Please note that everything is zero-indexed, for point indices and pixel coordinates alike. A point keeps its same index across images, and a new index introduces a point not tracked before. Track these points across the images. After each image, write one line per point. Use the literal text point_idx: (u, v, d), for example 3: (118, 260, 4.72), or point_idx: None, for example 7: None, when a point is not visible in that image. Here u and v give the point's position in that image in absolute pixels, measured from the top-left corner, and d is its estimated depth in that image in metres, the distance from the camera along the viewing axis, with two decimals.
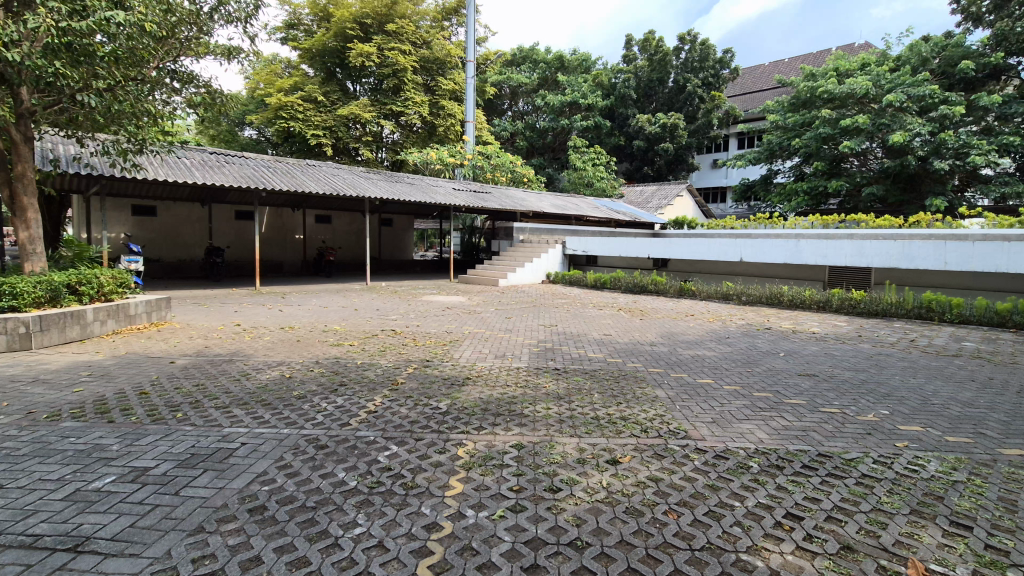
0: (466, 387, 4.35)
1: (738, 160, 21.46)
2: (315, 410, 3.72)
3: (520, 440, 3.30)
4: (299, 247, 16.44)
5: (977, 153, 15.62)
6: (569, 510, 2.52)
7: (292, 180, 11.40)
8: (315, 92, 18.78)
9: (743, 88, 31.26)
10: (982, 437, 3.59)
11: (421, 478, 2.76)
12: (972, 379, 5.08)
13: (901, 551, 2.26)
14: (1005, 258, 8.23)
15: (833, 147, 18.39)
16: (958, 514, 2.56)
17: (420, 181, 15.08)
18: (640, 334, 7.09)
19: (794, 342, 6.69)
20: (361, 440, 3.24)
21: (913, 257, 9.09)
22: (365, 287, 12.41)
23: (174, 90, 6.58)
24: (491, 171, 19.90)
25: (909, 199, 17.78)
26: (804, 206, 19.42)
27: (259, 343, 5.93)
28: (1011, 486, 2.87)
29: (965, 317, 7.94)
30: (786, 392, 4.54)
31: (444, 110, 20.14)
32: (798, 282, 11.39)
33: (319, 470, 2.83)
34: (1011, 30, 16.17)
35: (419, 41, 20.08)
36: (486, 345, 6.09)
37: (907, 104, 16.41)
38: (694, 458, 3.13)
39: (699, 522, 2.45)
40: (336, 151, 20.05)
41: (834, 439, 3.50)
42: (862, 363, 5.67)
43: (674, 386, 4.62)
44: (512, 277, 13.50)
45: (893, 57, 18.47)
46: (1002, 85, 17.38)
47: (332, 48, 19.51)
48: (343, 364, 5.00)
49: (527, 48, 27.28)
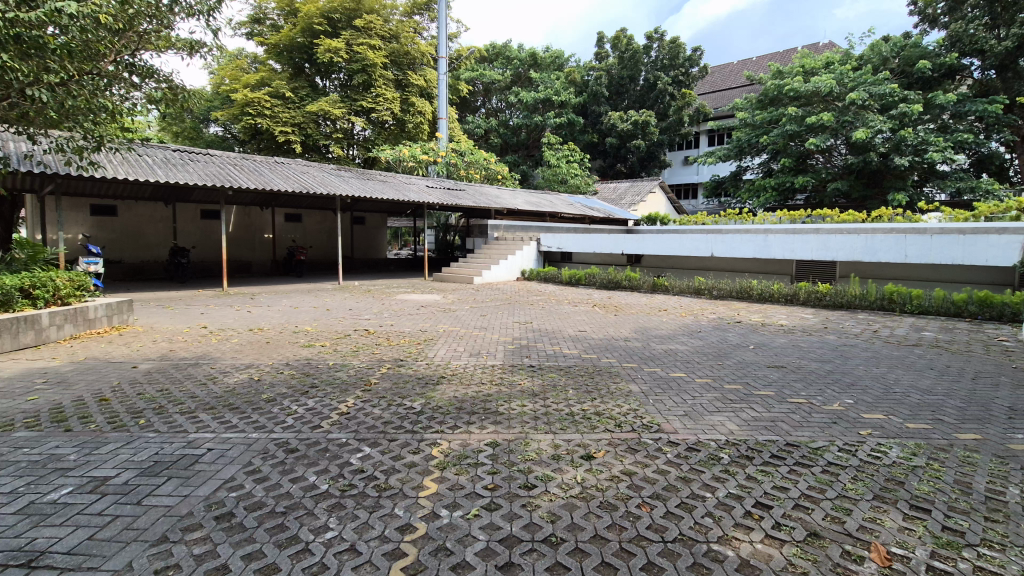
0: (440, 386, 4.32)
1: (708, 157, 21.86)
2: (285, 413, 3.64)
3: (495, 438, 3.29)
4: (268, 247, 16.09)
5: (935, 150, 16.21)
6: (544, 506, 2.52)
7: (260, 178, 11.11)
8: (283, 87, 18.39)
9: (712, 87, 31.81)
10: (939, 423, 3.74)
11: (395, 479, 2.74)
12: (931, 367, 5.29)
13: (864, 535, 2.33)
14: (960, 251, 8.58)
15: (800, 143, 18.87)
16: (917, 498, 2.65)
17: (393, 179, 14.91)
18: (613, 329, 7.14)
19: (763, 335, 6.85)
20: (332, 442, 3.18)
21: (875, 251, 9.42)
22: (337, 286, 12.23)
23: (134, 85, 6.30)
24: (464, 168, 19.80)
25: (871, 194, 18.35)
26: (772, 201, 19.85)
27: (227, 345, 5.80)
28: (966, 470, 2.99)
29: (924, 307, 8.26)
30: (755, 384, 4.64)
31: (414, 107, 19.83)
32: (767, 276, 11.69)
33: (289, 474, 2.77)
34: (964, 31, 16.85)
35: (388, 35, 19.80)
36: (461, 343, 6.06)
37: (869, 102, 16.95)
38: (667, 451, 3.17)
39: (671, 514, 2.48)
40: (306, 149, 19.67)
41: (801, 428, 3.59)
42: (828, 354, 5.83)
43: (648, 380, 4.69)
44: (487, 274, 13.46)
45: (855, 56, 19.11)
46: (956, 84, 18.06)
47: (300, 43, 19.13)
48: (315, 365, 4.92)
49: (500, 45, 27.22)
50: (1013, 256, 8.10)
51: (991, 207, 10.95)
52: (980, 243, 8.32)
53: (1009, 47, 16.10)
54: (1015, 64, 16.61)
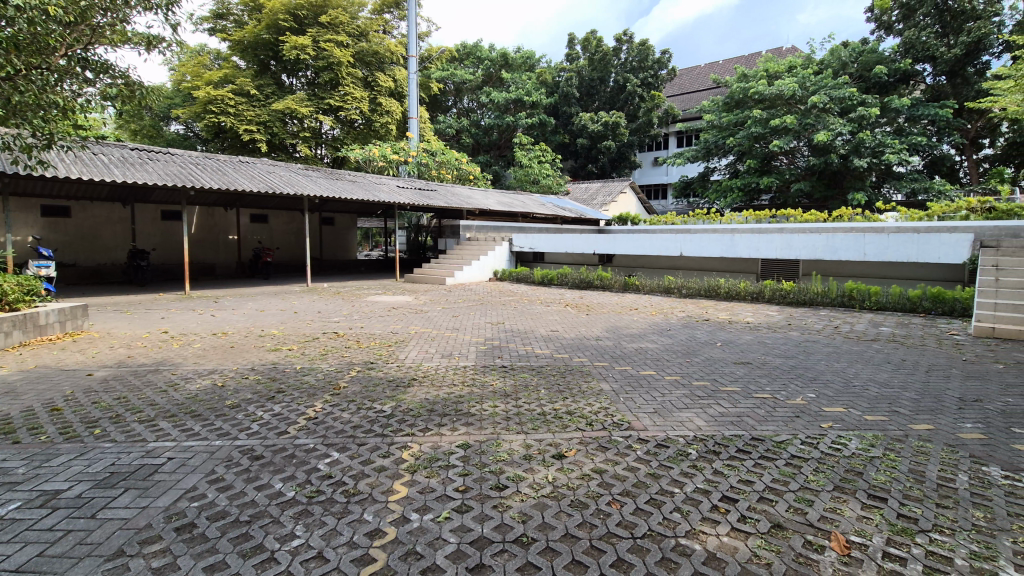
0: (411, 388, 4.28)
1: (677, 157, 22.25)
2: (250, 420, 3.55)
3: (466, 439, 3.28)
4: (233, 248, 15.69)
5: (891, 152, 16.87)
6: (515, 506, 2.53)
7: (223, 178, 10.80)
8: (247, 85, 17.96)
9: (680, 89, 32.41)
10: (895, 414, 3.89)
11: (364, 483, 2.69)
12: (887, 361, 5.51)
13: (825, 526, 2.41)
14: (915, 249, 8.94)
15: (764, 145, 19.41)
16: (874, 488, 2.76)
17: (363, 179, 14.68)
18: (585, 329, 7.21)
19: (729, 332, 7.01)
20: (300, 448, 3.12)
21: (836, 250, 9.75)
22: (306, 288, 11.99)
23: (87, 80, 6.05)
24: (435, 168, 19.69)
25: (833, 194, 19.00)
26: (738, 202, 20.39)
27: (189, 350, 5.62)
28: (921, 459, 3.12)
29: (882, 304, 8.59)
30: (722, 380, 4.76)
31: (382, 106, 19.58)
32: (734, 274, 11.94)
33: (254, 481, 2.71)
34: (917, 38, 17.59)
35: (356, 32, 19.57)
36: (433, 344, 6.03)
37: (829, 105, 17.57)
38: (637, 448, 3.21)
39: (640, 510, 2.52)
40: (272, 148, 19.23)
41: (766, 423, 3.69)
42: (791, 350, 6.02)
43: (619, 378, 4.75)
44: (459, 274, 13.42)
45: (816, 61, 19.77)
46: (911, 88, 18.84)
47: (265, 40, 18.68)
48: (281, 370, 4.81)
49: (471, 45, 27.17)
50: (962, 253, 8.55)
51: (943, 207, 11.47)
52: (933, 240, 8.73)
53: (958, 54, 16.89)
54: (963, 70, 17.43)
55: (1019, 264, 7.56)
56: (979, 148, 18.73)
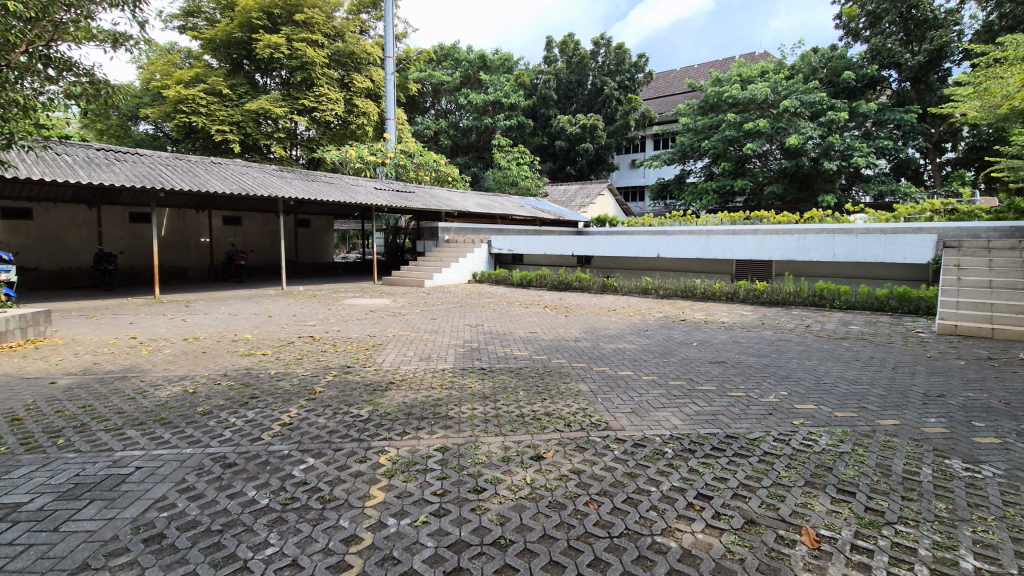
0: (389, 392, 4.24)
1: (654, 160, 22.53)
2: (222, 427, 3.47)
3: (444, 442, 3.26)
4: (205, 251, 15.36)
5: (859, 155, 17.42)
6: (493, 509, 2.52)
7: (194, 179, 10.57)
8: (219, 84, 17.61)
9: (657, 93, 32.89)
10: (864, 410, 4.01)
11: (340, 489, 2.66)
12: (857, 358, 5.67)
13: (796, 520, 2.47)
14: (883, 250, 9.21)
15: (738, 148, 19.79)
16: (844, 482, 2.83)
17: (339, 180, 14.51)
18: (564, 330, 7.26)
19: (705, 332, 7.13)
20: (274, 454, 3.06)
21: (808, 251, 10.00)
22: (282, 292, 11.81)
23: (50, 78, 5.85)
24: (413, 170, 19.58)
25: (804, 196, 19.50)
26: (713, 203, 20.77)
27: (159, 356, 5.48)
28: (887, 453, 3.22)
29: (851, 303, 8.83)
30: (698, 379, 4.84)
31: (359, 108, 19.40)
32: (709, 275, 12.15)
33: (226, 489, 2.65)
34: (883, 45, 18.15)
35: (332, 32, 19.41)
36: (411, 347, 5.99)
37: (800, 109, 18.07)
38: (614, 448, 3.24)
39: (617, 509, 2.54)
40: (245, 148, 18.88)
41: (740, 421, 3.76)
42: (765, 349, 6.15)
43: (597, 379, 4.78)
44: (438, 277, 13.39)
45: (787, 66, 20.25)
46: (878, 94, 19.44)
47: (238, 38, 18.32)
48: (255, 375, 4.71)
49: (448, 46, 27.12)
50: (927, 253, 8.85)
51: (908, 209, 11.87)
52: (899, 242, 9.02)
53: (922, 61, 17.51)
54: (926, 76, 18.08)
55: (979, 264, 7.97)
56: (942, 152, 19.43)
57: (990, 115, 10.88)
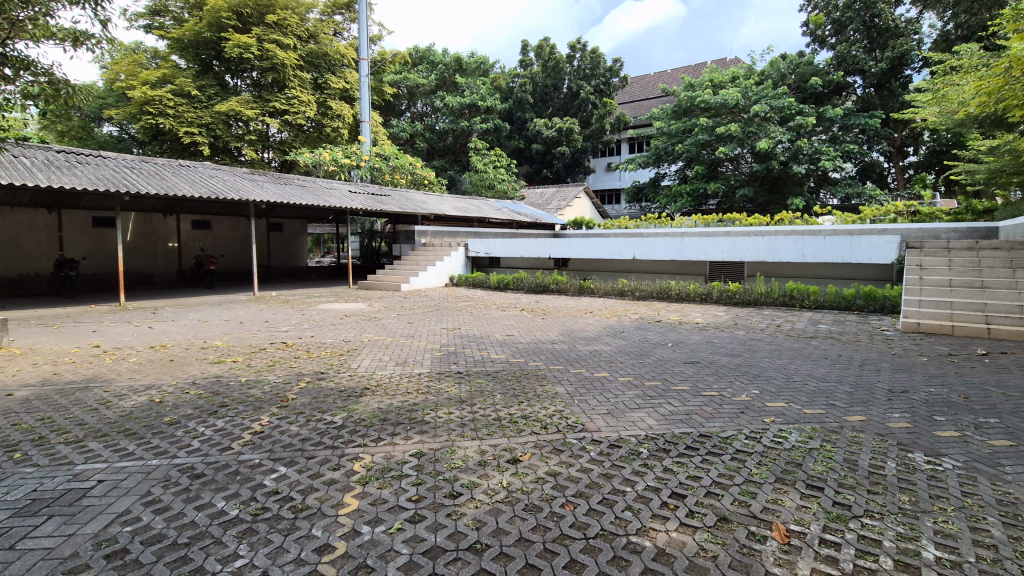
0: (363, 398, 4.19)
1: (629, 163, 22.79)
2: (190, 436, 3.38)
3: (420, 448, 3.24)
4: (173, 256, 14.99)
5: (827, 159, 17.97)
6: (469, 513, 2.51)
7: (162, 182, 10.30)
8: (188, 85, 17.19)
9: (632, 97, 33.35)
10: (832, 407, 4.12)
11: (313, 498, 2.62)
12: (825, 357, 5.83)
13: (767, 516, 2.52)
14: (850, 251, 9.51)
15: (711, 152, 20.18)
16: (813, 478, 2.90)
17: (313, 184, 14.31)
18: (541, 332, 7.29)
19: (680, 332, 7.24)
20: (244, 464, 3.00)
21: (778, 252, 10.25)
22: (253, 297, 11.57)
23: (5, 77, 5.64)
24: (389, 173, 19.43)
25: (775, 199, 20.00)
26: (687, 206, 21.14)
27: (124, 365, 5.32)
28: (854, 448, 3.32)
29: (820, 302, 9.07)
30: (673, 379, 4.91)
31: (333, 110, 19.35)
32: (684, 277, 12.35)
33: (194, 501, 2.58)
34: (848, 52, 18.74)
35: (305, 34, 19.20)
36: (386, 352, 5.92)
37: (770, 114, 18.57)
38: (590, 449, 3.27)
39: (593, 510, 2.56)
40: (215, 151, 18.47)
41: (713, 419, 3.83)
42: (737, 348, 6.28)
43: (573, 381, 4.80)
44: (415, 281, 13.30)
45: (757, 72, 20.76)
46: (844, 99, 20.04)
47: (206, 38, 17.91)
48: (225, 383, 4.59)
49: (423, 49, 27.04)
50: (891, 253, 9.16)
51: (874, 211, 12.26)
52: (865, 242, 9.32)
53: (884, 68, 18.13)
54: (889, 83, 18.74)
55: (939, 264, 8.29)
56: (904, 155, 20.14)
57: (948, 121, 11.32)
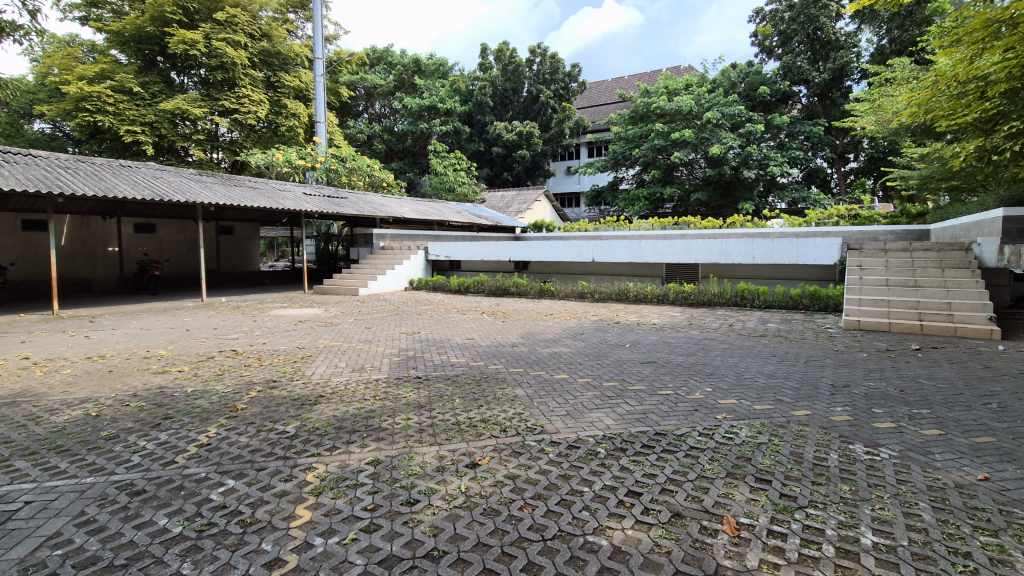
0: (318, 406, 4.07)
1: (588, 167, 23.13)
2: (129, 451, 3.20)
3: (377, 455, 3.18)
4: (114, 261, 14.31)
5: (775, 164, 18.81)
6: (426, 520, 2.48)
7: (100, 183, 9.77)
8: (129, 81, 16.37)
9: (590, 102, 33.96)
10: (779, 402, 4.30)
11: (263, 511, 2.53)
12: (774, 354, 6.08)
13: (718, 511, 2.60)
14: (797, 252, 10.00)
15: (666, 156, 20.73)
16: (761, 472, 3.02)
17: (265, 185, 13.88)
18: (501, 335, 7.30)
19: (638, 333, 7.40)
20: (190, 478, 2.86)
21: (730, 253, 10.59)
22: (202, 304, 11.10)
23: None
24: (346, 175, 19.05)
25: (726, 203, 20.74)
26: (645, 210, 21.67)
27: (56, 377, 5.01)
28: (799, 441, 3.47)
29: (769, 302, 9.46)
30: (630, 379, 5.00)
31: (287, 109, 18.83)
32: (641, 278, 12.68)
33: (132, 520, 2.45)
34: (794, 63, 19.62)
35: (258, 32, 18.63)
36: (343, 358, 5.80)
37: (722, 121, 19.28)
38: (549, 451, 3.29)
39: (551, 512, 2.57)
40: (160, 150, 17.65)
41: (669, 418, 3.92)
42: (692, 347, 6.46)
43: (533, 384, 4.83)
44: (373, 285, 13.05)
45: (709, 80, 21.51)
46: (790, 108, 21.09)
47: (149, 33, 17.09)
48: (169, 395, 4.38)
49: (381, 49, 26.72)
50: (833, 255, 9.71)
51: (818, 214, 12.88)
52: (810, 245, 9.85)
53: (826, 78, 19.10)
54: (831, 93, 19.75)
55: (877, 264, 8.78)
56: (846, 162, 21.24)
57: (883, 129, 12.02)
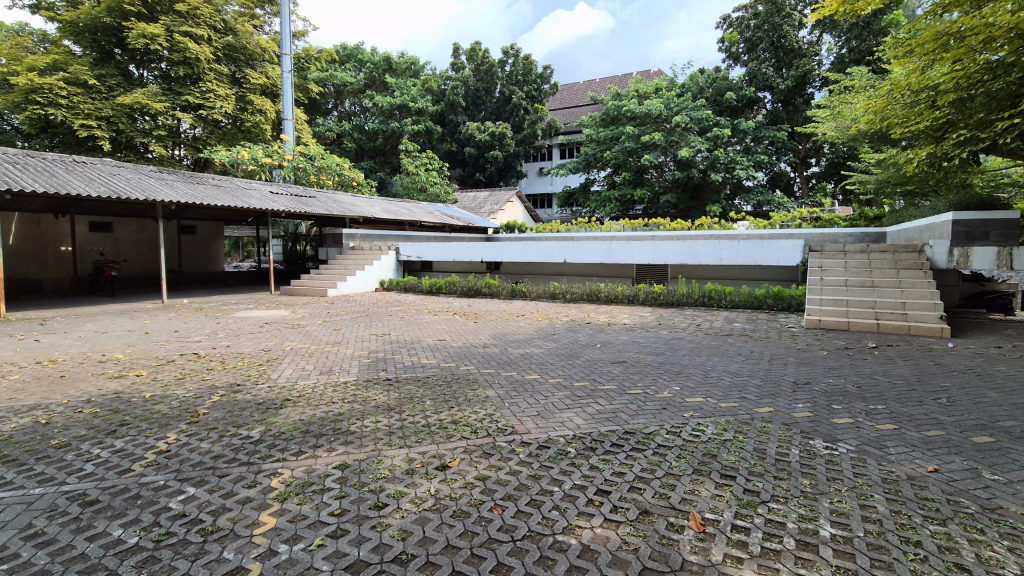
0: (284, 410, 3.99)
1: (561, 168, 23.33)
2: (82, 460, 3.07)
3: (345, 459, 3.13)
4: (68, 261, 13.72)
5: (741, 168, 19.36)
6: (394, 524, 2.46)
7: (52, 179, 9.34)
8: (83, 74, 15.71)
9: (561, 104, 34.25)
10: (744, 400, 4.41)
11: (225, 519, 2.46)
12: (740, 353, 6.24)
13: (685, 507, 2.65)
14: (763, 253, 10.27)
15: (637, 159, 21.05)
16: (726, 468, 3.09)
17: (230, 183, 13.51)
18: (473, 336, 7.28)
19: (609, 333, 7.49)
20: (148, 487, 2.76)
21: (698, 255, 10.82)
22: (162, 305, 10.72)
23: None
24: (314, 174, 18.70)
25: (695, 205, 21.19)
26: (616, 211, 21.98)
27: (3, 383, 4.76)
28: (762, 438, 3.57)
29: (735, 302, 9.69)
30: (600, 379, 5.06)
31: (253, 105, 18.31)
32: (612, 279, 12.85)
33: (84, 532, 2.34)
34: (759, 70, 20.21)
35: (222, 26, 18.12)
36: (310, 361, 5.69)
37: (690, 125, 19.70)
38: (520, 451, 3.29)
39: (521, 512, 2.58)
40: (118, 146, 16.97)
41: (638, 417, 3.98)
42: (661, 347, 6.57)
43: (504, 384, 4.83)
44: (342, 286, 12.85)
45: (678, 84, 21.97)
46: (755, 113, 21.64)
47: (106, 24, 16.42)
48: (126, 400, 4.21)
49: (351, 47, 26.37)
50: (796, 256, 10.02)
51: (782, 217, 13.27)
52: (774, 246, 10.14)
53: (790, 85, 19.72)
54: (794, 99, 20.35)
55: (837, 265, 9.11)
56: (808, 166, 21.93)
57: (843, 135, 12.47)
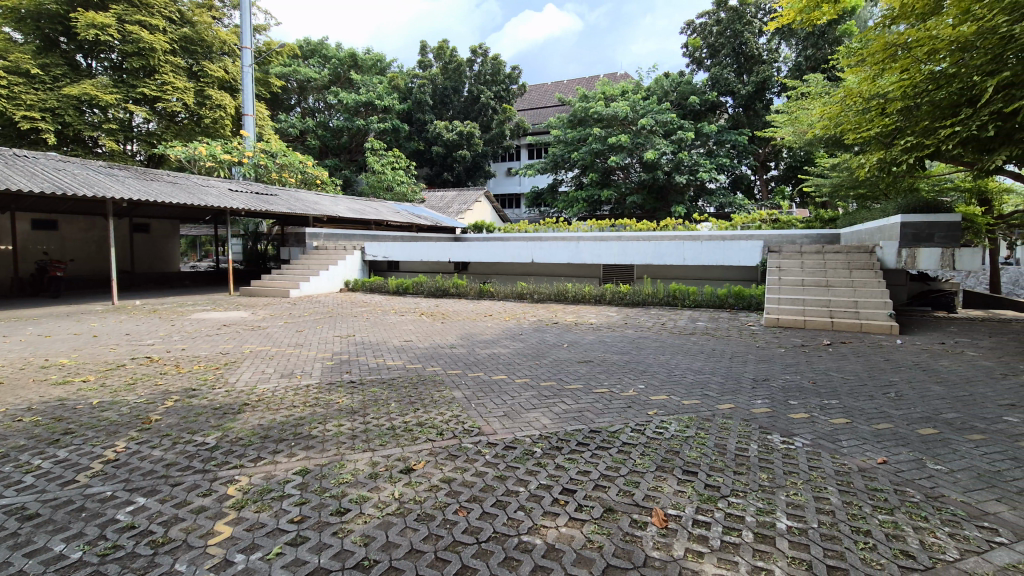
0: (242, 415, 3.86)
1: (529, 168, 23.43)
2: (21, 471, 2.90)
3: (305, 464, 3.05)
4: (8, 261, 12.98)
5: (704, 170, 19.80)
6: (357, 530, 2.41)
7: None
8: (24, 62, 14.85)
9: (530, 105, 34.43)
10: (706, 397, 4.52)
11: (178, 529, 2.36)
12: (702, 351, 6.39)
13: (648, 504, 2.69)
14: (725, 254, 10.55)
15: (604, 160, 21.30)
16: (688, 464, 3.16)
17: (186, 180, 13.03)
18: (439, 337, 7.22)
19: (575, 333, 7.54)
20: (93, 498, 2.63)
21: (663, 255, 11.04)
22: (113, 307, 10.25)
23: None
24: (276, 171, 18.21)
25: (660, 206, 21.59)
26: (583, 211, 22.21)
27: None
28: (723, 434, 3.66)
29: (699, 301, 9.92)
30: (566, 378, 5.09)
31: (211, 100, 17.68)
32: (579, 279, 12.96)
33: (22, 547, 2.21)
34: (721, 75, 20.81)
35: (178, 17, 17.47)
36: (271, 364, 5.52)
37: (655, 127, 20.09)
38: (486, 452, 3.28)
39: (486, 514, 2.57)
40: (64, 140, 16.11)
41: (603, 415, 4.02)
42: (626, 346, 6.66)
43: (471, 385, 4.81)
44: (306, 286, 12.57)
45: (644, 87, 22.40)
46: (717, 117, 22.24)
47: (51, 11, 15.59)
48: (70, 407, 4.00)
49: (314, 42, 25.95)
50: (755, 256, 10.32)
51: (743, 218, 13.63)
52: (734, 247, 10.42)
53: (750, 91, 20.29)
54: (754, 104, 20.89)
55: (794, 265, 9.43)
56: (768, 169, 22.62)
57: (799, 140, 12.91)
